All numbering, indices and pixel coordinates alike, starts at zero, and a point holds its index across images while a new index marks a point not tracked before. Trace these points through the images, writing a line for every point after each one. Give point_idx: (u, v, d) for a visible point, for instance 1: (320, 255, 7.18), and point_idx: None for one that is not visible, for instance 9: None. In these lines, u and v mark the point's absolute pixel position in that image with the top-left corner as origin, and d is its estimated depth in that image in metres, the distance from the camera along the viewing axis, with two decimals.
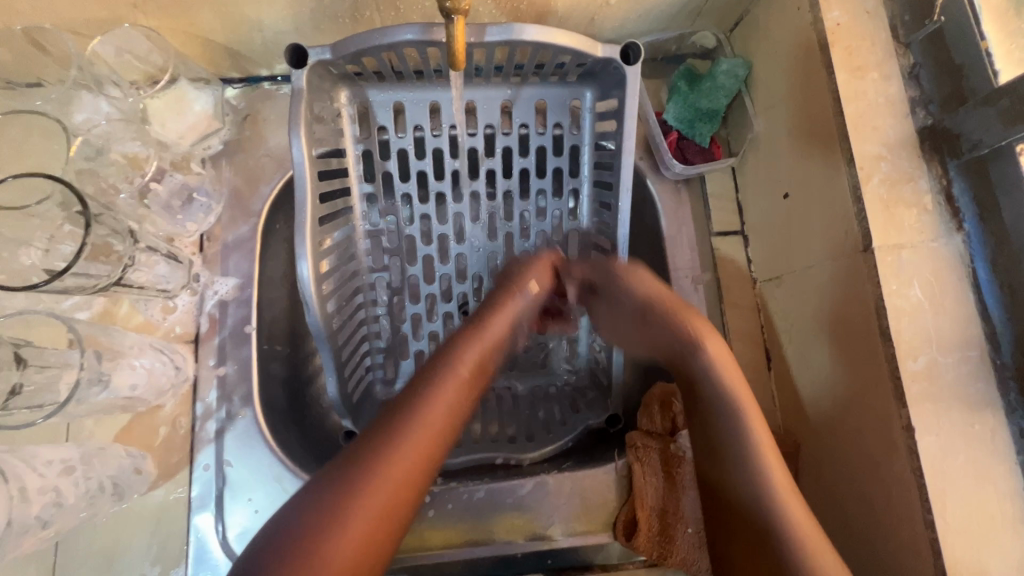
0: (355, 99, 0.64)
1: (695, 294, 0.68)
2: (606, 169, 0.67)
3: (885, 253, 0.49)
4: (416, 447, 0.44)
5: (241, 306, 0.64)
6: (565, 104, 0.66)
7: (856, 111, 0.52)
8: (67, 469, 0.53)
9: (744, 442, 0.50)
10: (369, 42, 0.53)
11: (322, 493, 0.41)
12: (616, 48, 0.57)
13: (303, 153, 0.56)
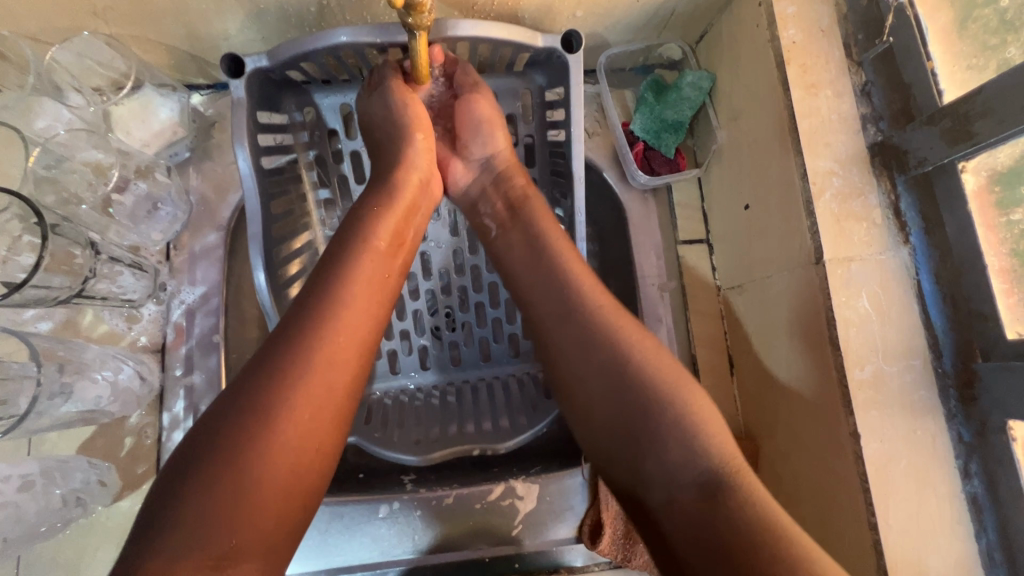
0: (301, 103, 0.65)
1: (661, 302, 0.70)
2: (559, 161, 0.68)
3: (835, 266, 0.51)
4: (336, 332, 0.43)
5: (208, 315, 0.64)
6: (516, 95, 0.68)
7: (810, 127, 0.54)
8: (27, 484, 0.53)
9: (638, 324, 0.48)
10: (305, 46, 0.54)
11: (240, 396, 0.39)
12: (555, 36, 0.58)
13: (251, 163, 0.57)
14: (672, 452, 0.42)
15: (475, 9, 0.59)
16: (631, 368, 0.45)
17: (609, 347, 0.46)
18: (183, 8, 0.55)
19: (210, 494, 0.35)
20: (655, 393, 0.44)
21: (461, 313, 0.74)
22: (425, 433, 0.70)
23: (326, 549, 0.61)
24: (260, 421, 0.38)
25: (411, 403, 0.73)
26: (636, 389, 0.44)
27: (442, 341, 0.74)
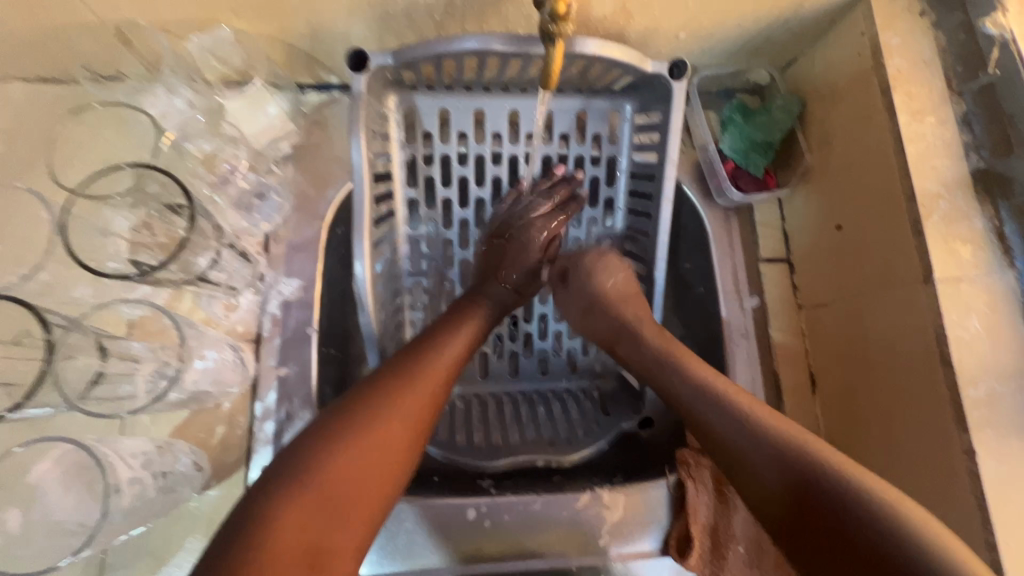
0: (402, 104, 0.64)
1: (743, 316, 0.70)
2: (641, 181, 0.70)
3: (945, 285, 0.53)
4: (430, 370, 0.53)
5: (304, 309, 0.62)
6: (605, 116, 0.68)
7: (916, 151, 0.56)
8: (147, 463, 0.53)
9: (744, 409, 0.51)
10: (432, 47, 0.54)
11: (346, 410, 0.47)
12: (663, 63, 0.60)
13: (363, 156, 0.58)
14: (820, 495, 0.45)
15: (589, 25, 0.61)
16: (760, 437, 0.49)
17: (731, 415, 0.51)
18: (315, 10, 0.57)
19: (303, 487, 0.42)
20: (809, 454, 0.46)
21: (524, 323, 0.77)
22: (489, 441, 0.70)
23: (409, 551, 0.60)
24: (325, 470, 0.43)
25: (469, 408, 0.74)
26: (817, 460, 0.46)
27: (503, 350, 0.76)
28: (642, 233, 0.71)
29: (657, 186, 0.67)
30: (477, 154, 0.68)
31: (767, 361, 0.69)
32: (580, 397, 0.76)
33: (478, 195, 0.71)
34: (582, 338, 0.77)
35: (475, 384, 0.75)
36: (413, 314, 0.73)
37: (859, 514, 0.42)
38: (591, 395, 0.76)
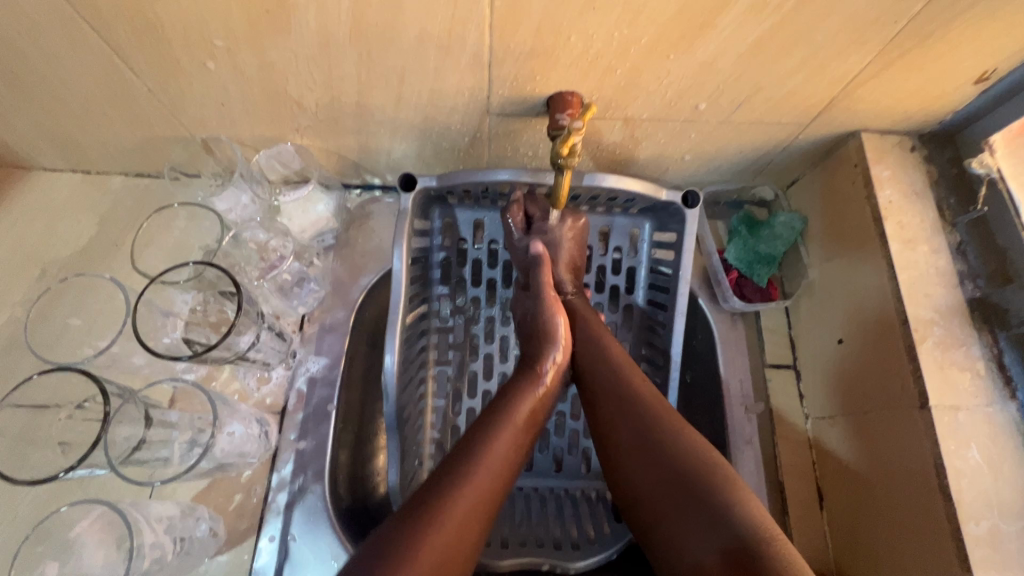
0: (443, 216, 0.73)
1: (748, 423, 0.71)
2: (660, 290, 0.73)
3: (941, 412, 0.53)
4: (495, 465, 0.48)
5: (327, 385, 0.70)
6: (626, 232, 0.74)
7: (908, 278, 0.59)
8: (170, 526, 0.55)
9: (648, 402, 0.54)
10: (470, 175, 0.64)
11: (413, 507, 0.43)
12: (677, 192, 0.66)
13: (404, 262, 0.66)
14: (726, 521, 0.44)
15: (600, 148, 0.69)
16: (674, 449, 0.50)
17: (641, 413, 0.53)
18: (364, 132, 0.67)
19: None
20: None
21: None
22: (494, 537, 0.69)
23: None
24: (414, 540, 0.40)
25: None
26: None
27: None
28: (660, 341, 0.73)
29: (674, 299, 0.70)
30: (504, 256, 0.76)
31: (771, 470, 0.68)
32: (594, 500, 0.74)
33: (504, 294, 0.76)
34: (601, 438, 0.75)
35: None
36: (435, 401, 0.76)
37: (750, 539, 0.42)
38: (606, 497, 0.74)
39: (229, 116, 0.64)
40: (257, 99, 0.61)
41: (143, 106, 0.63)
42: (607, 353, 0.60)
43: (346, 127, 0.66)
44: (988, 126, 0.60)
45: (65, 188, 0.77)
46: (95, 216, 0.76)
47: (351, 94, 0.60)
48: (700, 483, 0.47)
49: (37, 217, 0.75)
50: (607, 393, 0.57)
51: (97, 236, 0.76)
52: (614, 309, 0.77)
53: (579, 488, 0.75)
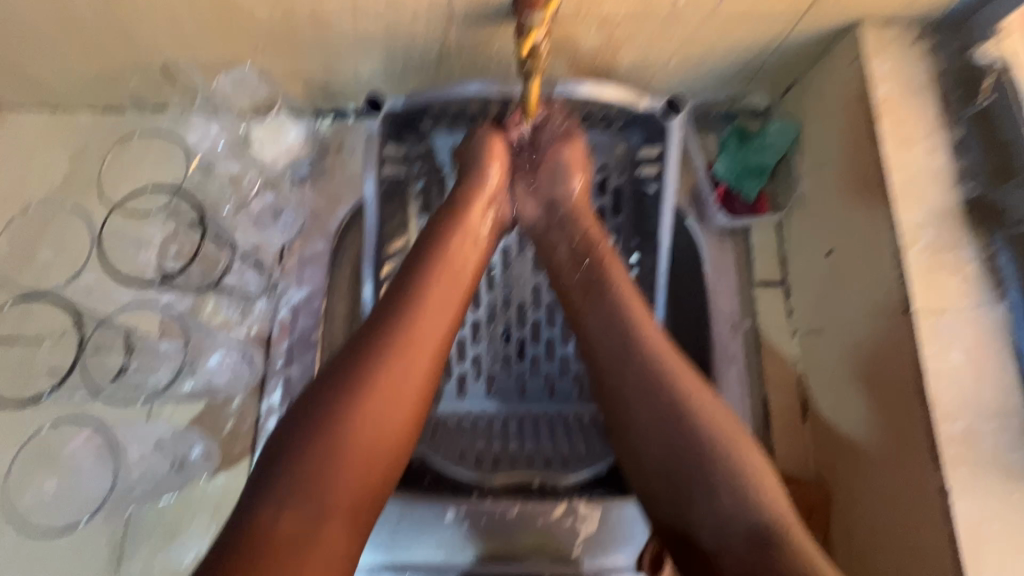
0: (416, 142, 0.68)
1: (733, 340, 0.70)
2: (649, 211, 0.69)
3: (924, 316, 0.52)
4: (424, 337, 0.49)
5: (310, 315, 0.69)
6: (613, 148, 0.70)
7: (901, 180, 0.55)
8: (157, 445, 0.59)
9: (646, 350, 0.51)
10: (442, 92, 0.61)
11: (334, 383, 0.46)
12: (660, 100, 0.64)
13: (379, 188, 0.65)
14: (721, 503, 0.45)
15: (577, 56, 0.65)
16: (689, 414, 0.48)
17: (640, 362, 0.51)
18: (327, 50, 0.64)
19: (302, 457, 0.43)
20: (722, 454, 0.46)
21: (531, 345, 0.77)
22: (487, 456, 0.71)
23: (392, 544, 0.63)
24: (337, 416, 0.44)
25: (475, 424, 0.74)
26: (722, 454, 0.46)
27: (510, 370, 0.76)
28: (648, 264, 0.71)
29: (663, 217, 0.66)
30: None
31: (755, 385, 0.68)
32: (587, 424, 0.74)
33: None
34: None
35: (481, 401, 0.76)
36: None
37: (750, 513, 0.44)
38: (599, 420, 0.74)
39: (184, 37, 0.61)
40: (208, 15, 0.58)
41: (92, 30, 0.60)
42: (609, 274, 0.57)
43: (307, 43, 0.63)
44: (1000, 7, 0.55)
45: (33, 128, 0.75)
46: (66, 154, 0.75)
47: (305, 4, 0.57)
48: (700, 454, 0.47)
49: (10, 158, 0.74)
50: (607, 312, 0.54)
51: (70, 176, 0.74)
52: (602, 233, 0.74)
53: (571, 411, 0.76)
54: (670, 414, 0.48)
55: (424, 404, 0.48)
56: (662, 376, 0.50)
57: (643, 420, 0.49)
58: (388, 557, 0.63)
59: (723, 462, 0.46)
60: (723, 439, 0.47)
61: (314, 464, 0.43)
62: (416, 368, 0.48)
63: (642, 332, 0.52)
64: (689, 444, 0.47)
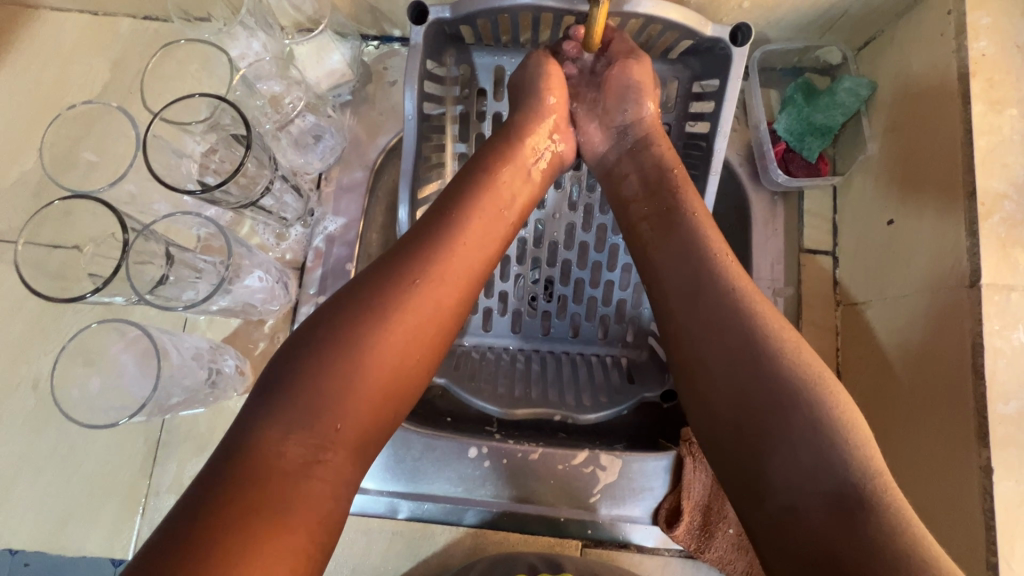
0: (461, 61, 0.67)
1: (773, 306, 0.67)
2: (694, 149, 0.67)
3: (991, 292, 0.49)
4: (415, 300, 0.45)
5: (345, 245, 0.69)
6: (663, 84, 0.67)
7: (986, 145, 0.52)
8: (198, 354, 0.60)
9: (742, 308, 0.46)
10: (490, 2, 0.57)
11: (327, 337, 0.42)
12: (725, 27, 0.58)
13: (415, 107, 0.61)
14: (805, 439, 0.40)
15: None
16: (771, 368, 0.43)
17: (736, 331, 0.45)
18: None
19: (300, 399, 0.40)
20: (810, 401, 0.41)
21: (559, 286, 0.74)
22: (507, 389, 0.71)
23: (415, 477, 0.64)
24: (340, 359, 0.41)
25: (496, 358, 0.74)
26: (807, 407, 0.41)
27: (537, 310, 0.74)
28: None
29: (707, 159, 0.64)
30: None
31: None
32: (608, 365, 0.74)
33: None
34: (619, 305, 0.73)
35: (505, 337, 0.75)
36: None
37: (832, 459, 0.39)
38: (620, 363, 0.74)
39: None
40: None
41: None
42: (698, 236, 0.51)
43: None
44: None
45: (76, 30, 0.73)
46: (107, 61, 0.73)
47: None
48: (788, 392, 0.42)
49: (51, 62, 0.73)
50: (687, 295, 0.48)
51: (109, 83, 0.73)
52: None
53: (594, 353, 0.75)
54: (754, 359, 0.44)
55: (430, 334, 0.46)
56: (744, 321, 0.45)
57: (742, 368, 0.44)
58: (412, 490, 0.64)
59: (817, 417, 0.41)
60: (791, 370, 0.43)
61: (311, 387, 0.40)
62: (409, 329, 0.44)
63: (748, 299, 0.46)
64: (767, 382, 0.42)
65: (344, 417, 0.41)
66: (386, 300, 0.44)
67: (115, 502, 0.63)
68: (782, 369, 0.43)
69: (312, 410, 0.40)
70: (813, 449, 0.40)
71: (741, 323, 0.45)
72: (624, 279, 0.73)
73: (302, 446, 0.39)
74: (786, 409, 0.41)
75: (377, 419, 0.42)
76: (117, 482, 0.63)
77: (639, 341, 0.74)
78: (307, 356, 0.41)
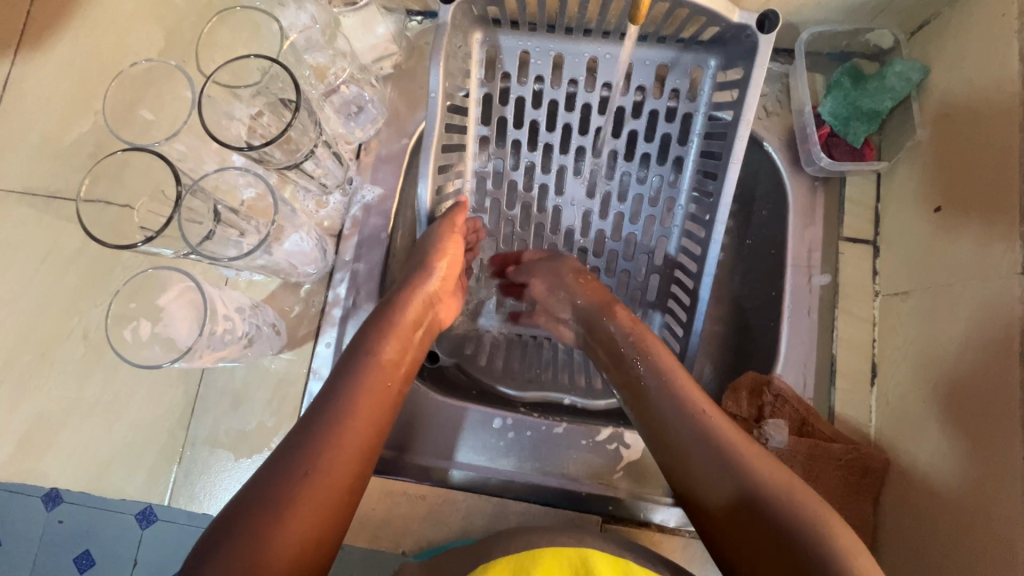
0: (486, 43, 0.68)
1: (809, 294, 0.66)
2: (716, 138, 0.67)
3: None
4: (340, 457, 0.48)
5: (382, 214, 0.70)
6: (688, 71, 0.67)
7: None
8: (241, 310, 0.63)
9: (706, 428, 0.50)
10: None
11: (251, 512, 0.45)
12: (753, 15, 0.58)
13: (439, 83, 0.61)
14: (799, 551, 0.43)
15: None
16: (746, 473, 0.47)
17: (711, 442, 0.49)
18: None
19: (246, 543, 0.43)
20: (783, 508, 0.45)
21: None
22: (518, 372, 0.71)
23: (438, 444, 0.65)
24: (269, 528, 0.44)
25: (507, 343, 0.74)
26: (771, 506, 0.45)
27: None
28: (710, 196, 0.67)
29: (729, 149, 0.63)
30: (551, 97, 0.70)
31: (826, 343, 0.65)
32: None
33: (548, 139, 0.71)
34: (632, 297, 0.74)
35: (517, 322, 0.75)
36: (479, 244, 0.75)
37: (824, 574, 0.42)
38: None
39: None
40: None
41: None
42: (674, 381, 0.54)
43: None
44: None
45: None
46: (163, 30, 0.76)
47: None
48: (756, 503, 0.46)
49: (111, 30, 0.76)
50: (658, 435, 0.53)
51: (164, 51, 0.75)
52: (663, 162, 0.72)
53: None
54: (727, 461, 0.48)
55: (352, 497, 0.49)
56: (719, 445, 0.49)
57: (710, 473, 0.48)
58: (434, 454, 0.65)
59: (777, 508, 0.45)
60: (766, 479, 0.46)
61: (282, 490, 0.45)
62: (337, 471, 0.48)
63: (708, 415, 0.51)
64: (739, 497, 0.46)
65: (322, 481, 0.47)
66: (313, 460, 0.47)
67: (154, 451, 0.66)
68: (750, 481, 0.46)
69: (278, 512, 0.45)
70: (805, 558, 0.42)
71: (716, 436, 0.49)
72: (638, 269, 0.73)
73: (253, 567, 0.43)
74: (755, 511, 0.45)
75: (336, 491, 0.48)
76: (157, 432, 0.66)
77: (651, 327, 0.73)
78: (277, 469, 0.47)
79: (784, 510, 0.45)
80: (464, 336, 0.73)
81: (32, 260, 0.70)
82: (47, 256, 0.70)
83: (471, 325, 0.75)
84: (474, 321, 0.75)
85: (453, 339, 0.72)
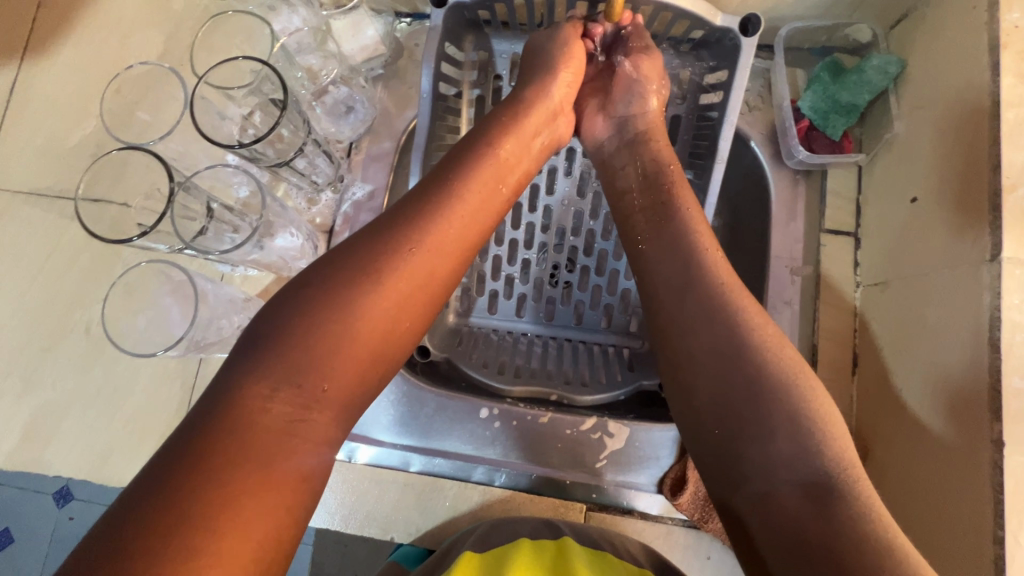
0: (479, 46, 0.69)
1: (790, 285, 0.67)
2: (701, 135, 0.67)
3: (1011, 266, 0.48)
4: (374, 310, 0.42)
5: (371, 210, 0.72)
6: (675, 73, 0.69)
7: (1015, 118, 0.50)
8: (235, 302, 0.65)
9: (736, 307, 0.46)
10: None
11: (273, 349, 0.40)
12: (735, 18, 0.59)
13: (430, 84, 0.63)
14: (781, 444, 0.40)
15: None
16: (757, 359, 0.43)
17: (730, 320, 0.45)
18: None
19: (268, 372, 0.39)
20: (784, 394, 0.41)
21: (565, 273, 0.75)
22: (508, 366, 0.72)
23: (425, 434, 0.67)
24: (299, 346, 0.40)
25: (499, 340, 0.75)
26: (776, 394, 0.42)
27: (542, 294, 0.75)
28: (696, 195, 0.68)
29: (714, 146, 0.63)
30: None
31: (807, 333, 0.66)
32: (610, 355, 0.74)
33: None
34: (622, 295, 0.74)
35: (507, 318, 0.76)
36: None
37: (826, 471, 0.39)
38: (622, 352, 0.74)
39: None
40: None
41: None
42: (697, 245, 0.50)
43: None
44: None
45: (136, 7, 0.79)
46: (163, 36, 0.79)
47: None
48: (764, 388, 0.42)
49: (112, 36, 0.79)
50: (680, 294, 0.48)
51: (163, 56, 0.78)
52: None
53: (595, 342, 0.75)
54: (737, 335, 0.44)
55: (378, 367, 0.43)
56: (729, 322, 0.45)
57: (705, 338, 0.45)
58: (423, 446, 0.67)
59: (775, 391, 0.42)
60: (779, 368, 0.43)
61: (310, 323, 0.41)
62: (368, 327, 0.42)
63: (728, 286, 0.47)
64: (748, 383, 0.43)
65: (350, 345, 0.41)
66: (344, 301, 0.41)
67: (153, 440, 0.68)
68: (766, 365, 0.43)
69: (296, 365, 0.40)
70: (804, 448, 0.40)
71: (737, 313, 0.45)
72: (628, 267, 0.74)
73: (281, 411, 0.38)
74: (752, 390, 0.42)
75: (365, 359, 0.42)
76: (155, 422, 0.68)
77: (642, 331, 0.74)
78: (297, 311, 0.41)
79: (789, 399, 0.41)
80: (456, 330, 0.75)
81: (36, 258, 0.73)
82: (51, 254, 0.73)
83: (462, 321, 0.75)
84: (466, 317, 0.76)
85: (445, 336, 0.74)
